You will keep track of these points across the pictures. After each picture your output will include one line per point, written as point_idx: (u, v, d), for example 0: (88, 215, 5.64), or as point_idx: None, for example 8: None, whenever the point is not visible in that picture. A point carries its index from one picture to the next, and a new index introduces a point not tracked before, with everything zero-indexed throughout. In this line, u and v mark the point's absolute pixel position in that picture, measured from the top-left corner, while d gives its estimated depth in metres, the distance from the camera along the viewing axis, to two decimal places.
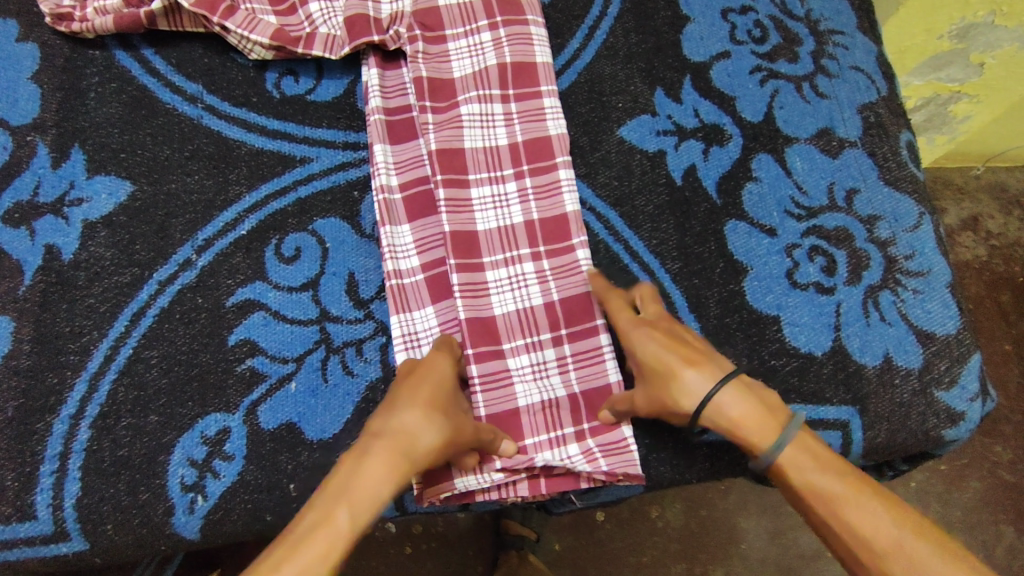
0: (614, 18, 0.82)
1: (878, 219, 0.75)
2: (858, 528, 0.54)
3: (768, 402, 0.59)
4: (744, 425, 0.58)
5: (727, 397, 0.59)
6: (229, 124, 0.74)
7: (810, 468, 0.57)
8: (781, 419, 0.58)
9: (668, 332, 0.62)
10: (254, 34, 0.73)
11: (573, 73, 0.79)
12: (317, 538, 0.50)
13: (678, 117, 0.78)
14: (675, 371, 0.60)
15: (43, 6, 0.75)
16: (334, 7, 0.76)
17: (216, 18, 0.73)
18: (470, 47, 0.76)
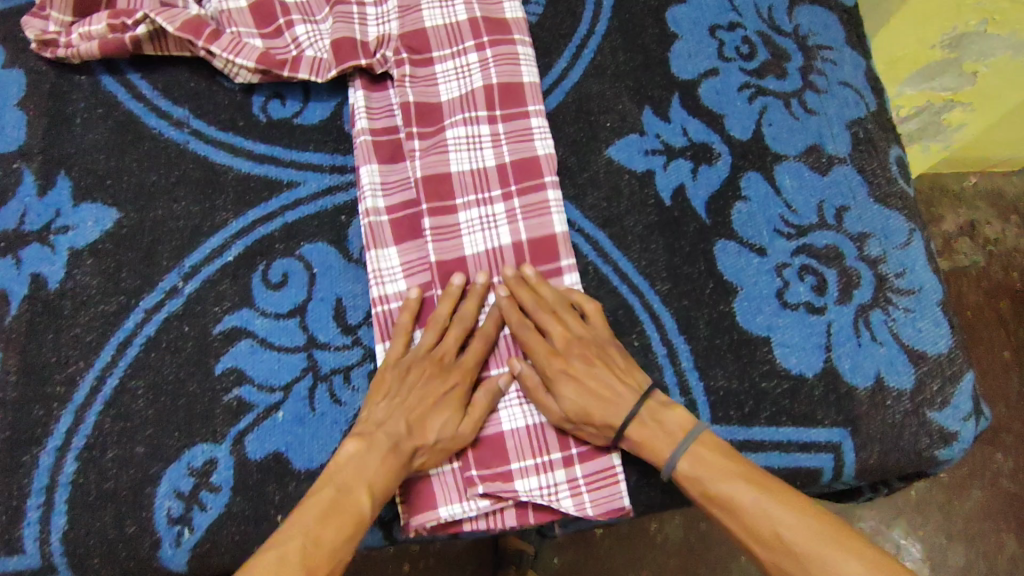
0: (602, 35, 0.81)
1: (868, 237, 0.75)
2: (761, 536, 0.57)
3: (664, 423, 0.62)
4: (647, 448, 0.62)
5: (633, 427, 0.62)
6: (216, 149, 0.74)
7: (708, 478, 0.60)
8: (676, 438, 0.62)
9: (584, 358, 0.65)
10: (240, 58, 0.72)
11: (561, 92, 0.79)
12: (343, 518, 0.57)
13: (666, 135, 0.77)
14: (599, 412, 0.63)
15: (28, 33, 0.74)
16: (320, 30, 0.76)
17: (201, 43, 0.72)
18: (457, 70, 0.76)
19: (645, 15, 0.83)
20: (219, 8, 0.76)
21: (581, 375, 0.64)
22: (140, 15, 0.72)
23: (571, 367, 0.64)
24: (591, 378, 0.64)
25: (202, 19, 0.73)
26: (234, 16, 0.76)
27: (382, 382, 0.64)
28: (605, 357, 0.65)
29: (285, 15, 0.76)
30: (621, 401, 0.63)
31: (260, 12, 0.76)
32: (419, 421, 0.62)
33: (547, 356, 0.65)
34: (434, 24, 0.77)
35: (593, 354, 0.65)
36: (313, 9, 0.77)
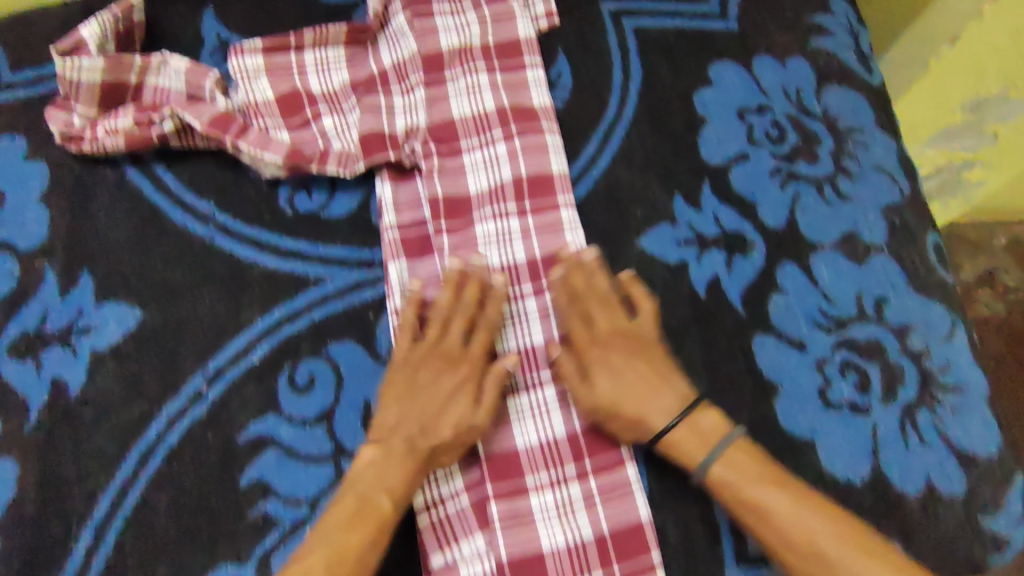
0: (630, 121, 0.80)
1: (910, 329, 0.73)
2: (789, 539, 0.58)
3: (700, 427, 0.63)
4: (680, 450, 0.63)
5: (672, 428, 0.63)
6: (242, 244, 0.73)
7: (744, 482, 0.61)
8: (710, 441, 0.63)
9: (636, 351, 0.66)
10: (268, 154, 0.71)
11: (590, 180, 0.77)
12: (366, 522, 0.59)
13: (698, 225, 0.75)
14: (630, 405, 0.64)
15: (52, 126, 0.73)
16: (348, 121, 0.76)
17: (229, 138, 0.71)
18: (485, 160, 0.75)
19: (673, 99, 0.82)
20: (246, 99, 0.75)
21: (619, 368, 0.65)
22: (169, 111, 0.72)
23: (614, 358, 0.65)
24: (637, 371, 0.65)
25: (230, 114, 0.73)
26: (261, 107, 0.75)
27: (393, 385, 0.65)
28: (648, 354, 0.66)
29: (312, 105, 0.76)
30: (662, 397, 0.64)
31: (287, 103, 0.76)
32: (433, 420, 0.63)
33: (588, 343, 0.67)
34: (462, 114, 0.76)
35: (637, 349, 0.66)
36: (340, 99, 0.77)
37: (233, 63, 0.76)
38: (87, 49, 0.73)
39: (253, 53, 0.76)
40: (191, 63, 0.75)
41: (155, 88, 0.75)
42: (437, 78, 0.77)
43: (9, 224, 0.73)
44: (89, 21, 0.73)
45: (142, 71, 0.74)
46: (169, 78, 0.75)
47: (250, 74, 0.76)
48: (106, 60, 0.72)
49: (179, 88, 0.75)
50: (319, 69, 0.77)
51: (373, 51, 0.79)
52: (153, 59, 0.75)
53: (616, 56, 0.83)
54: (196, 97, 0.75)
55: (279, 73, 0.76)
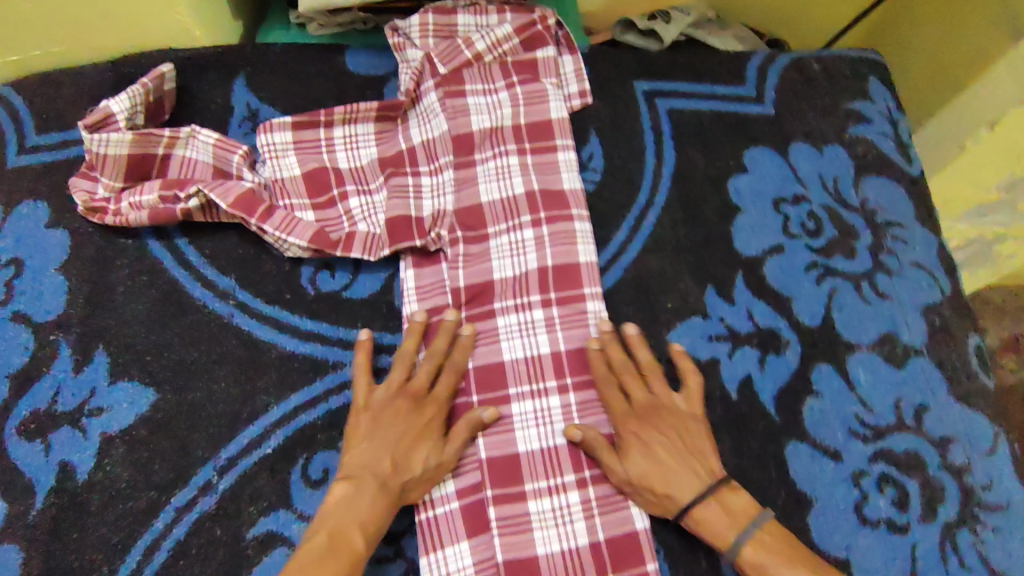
0: (662, 206, 0.79)
1: (950, 441, 0.70)
2: None
3: (729, 506, 0.61)
4: (706, 529, 0.61)
5: (697, 503, 0.61)
6: (261, 324, 0.71)
7: (775, 565, 0.58)
8: (742, 522, 0.60)
9: (672, 426, 0.64)
10: (292, 237, 0.71)
11: (619, 269, 0.75)
12: (339, 558, 0.56)
13: (730, 320, 0.73)
14: (659, 479, 0.62)
15: (75, 196, 0.72)
16: (374, 202, 0.75)
17: (254, 221, 0.70)
18: (512, 245, 0.73)
19: (705, 185, 0.80)
20: (273, 176, 0.75)
21: (654, 441, 0.63)
22: (195, 190, 0.70)
23: (647, 429, 0.64)
24: (670, 445, 0.63)
25: (256, 194, 0.72)
26: (287, 186, 0.74)
27: (358, 427, 0.63)
28: (682, 429, 0.64)
29: (340, 185, 0.75)
30: (694, 476, 0.62)
31: (314, 181, 0.75)
32: (405, 455, 0.61)
33: (626, 416, 0.65)
34: (490, 199, 0.75)
35: (672, 423, 0.64)
36: (367, 177, 0.76)
37: (262, 139, 0.75)
38: (115, 123, 0.72)
39: (282, 128, 0.75)
40: (220, 137, 0.74)
41: (182, 160, 0.75)
42: (467, 159, 0.76)
43: (26, 293, 0.71)
44: (119, 95, 0.72)
45: (169, 144, 0.74)
46: (197, 150, 0.75)
47: (278, 150, 0.75)
48: (136, 135, 0.72)
49: (208, 163, 0.75)
50: (347, 146, 0.77)
51: (403, 127, 0.79)
52: (182, 133, 0.74)
53: (648, 139, 0.82)
54: (224, 174, 0.74)
55: (308, 150, 0.76)
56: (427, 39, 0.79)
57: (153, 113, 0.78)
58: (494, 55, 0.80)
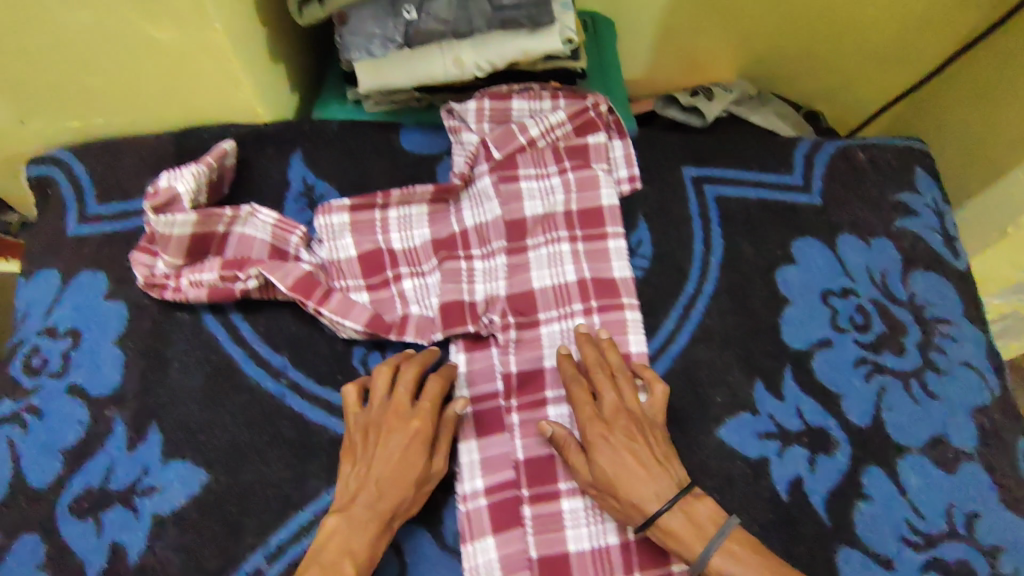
0: (711, 295, 0.79)
1: (1002, 551, 0.69)
2: None
3: (697, 518, 0.62)
4: (675, 540, 0.61)
5: (666, 514, 0.61)
6: (312, 405, 0.72)
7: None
8: (708, 533, 0.61)
9: (636, 429, 0.64)
10: (348, 320, 0.71)
11: (668, 358, 0.76)
12: None
13: (780, 417, 0.73)
14: (624, 487, 0.61)
15: (136, 272, 0.74)
16: (427, 285, 0.77)
17: (311, 303, 0.71)
18: (563, 333, 0.74)
19: (754, 274, 0.80)
20: (327, 257, 0.76)
21: (621, 446, 0.63)
22: (255, 271, 0.71)
23: (613, 434, 0.63)
24: (634, 449, 0.63)
25: (313, 276, 0.73)
26: (343, 267, 0.76)
27: (354, 451, 0.65)
28: (648, 434, 0.64)
29: (393, 267, 0.77)
30: (659, 479, 0.62)
31: (369, 263, 0.76)
32: (387, 479, 0.61)
33: (592, 419, 0.64)
34: (542, 285, 0.76)
35: (638, 429, 0.64)
36: (420, 258, 0.78)
37: (320, 221, 0.76)
38: (178, 202, 0.74)
39: (340, 210, 0.77)
40: (279, 217, 0.76)
41: (240, 237, 0.76)
42: (519, 246, 0.78)
43: (82, 366, 0.72)
44: (183, 174, 0.74)
45: (230, 222, 0.75)
46: (255, 228, 0.76)
47: (334, 231, 0.77)
48: (198, 215, 0.73)
49: (267, 242, 0.76)
50: (401, 227, 0.79)
51: (456, 208, 0.80)
52: (241, 211, 0.75)
53: (697, 225, 0.83)
54: (281, 253, 0.76)
55: (364, 230, 0.77)
56: (483, 124, 0.82)
57: (214, 187, 0.79)
58: (547, 140, 0.82)
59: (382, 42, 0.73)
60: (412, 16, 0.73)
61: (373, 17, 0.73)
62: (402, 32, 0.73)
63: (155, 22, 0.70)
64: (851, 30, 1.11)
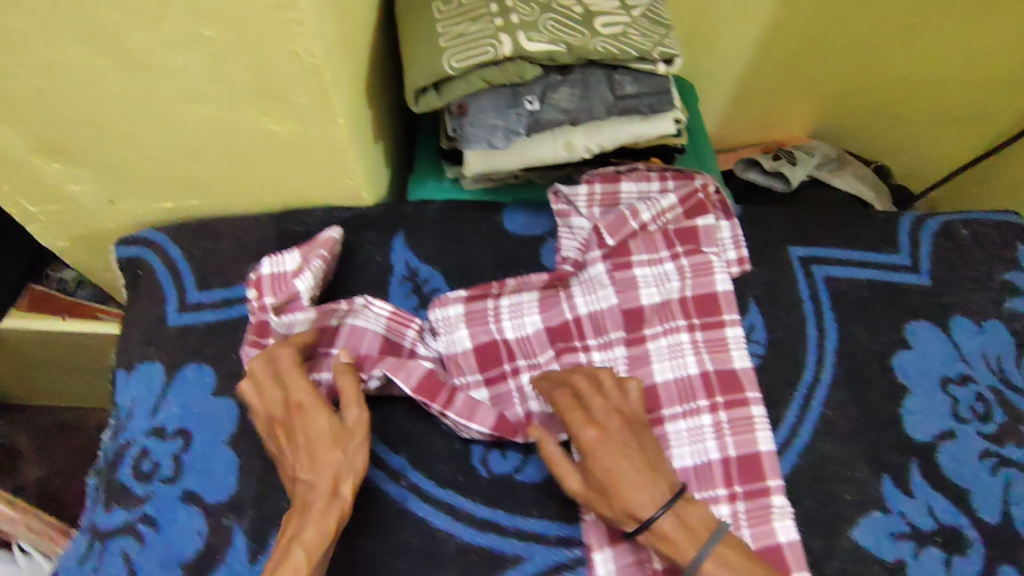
0: (829, 384, 0.78)
1: None
2: None
3: (689, 522, 0.61)
4: (669, 544, 0.60)
5: (660, 518, 0.60)
6: (436, 509, 0.70)
7: None
8: (701, 537, 0.61)
9: (622, 442, 0.63)
10: (474, 423, 0.70)
11: (794, 454, 0.75)
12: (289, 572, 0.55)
13: (912, 516, 0.73)
14: (620, 489, 0.61)
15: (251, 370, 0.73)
16: None
17: (436, 406, 0.71)
18: (690, 431, 0.72)
19: (871, 362, 0.79)
20: (445, 350, 0.76)
21: (618, 451, 0.62)
22: (378, 371, 0.71)
23: (610, 441, 0.63)
24: (631, 455, 0.62)
25: (435, 375, 0.72)
26: (460, 360, 0.75)
27: (280, 451, 0.65)
28: (641, 436, 0.65)
29: (511, 361, 0.76)
30: (653, 483, 0.61)
31: (485, 355, 0.75)
32: (313, 460, 0.62)
33: (585, 425, 0.64)
34: (665, 378, 0.74)
35: (633, 436, 0.64)
36: (535, 349, 0.76)
37: (436, 313, 0.76)
38: (298, 301, 0.73)
39: (456, 301, 0.76)
40: (394, 309, 0.75)
41: (352, 327, 0.74)
42: (638, 336, 0.76)
43: (195, 470, 0.70)
44: (304, 274, 0.73)
45: (343, 314, 0.73)
46: (368, 318, 0.74)
47: (450, 324, 0.76)
48: (318, 313, 0.72)
49: (381, 334, 0.75)
50: (513, 315, 0.77)
51: (567, 295, 0.78)
52: (355, 303, 0.73)
53: (808, 308, 0.82)
54: (394, 346, 0.75)
55: (478, 321, 0.76)
56: (593, 208, 0.80)
57: (325, 277, 0.78)
58: (657, 224, 0.80)
59: (505, 135, 0.71)
60: (534, 106, 0.71)
61: (495, 107, 0.71)
62: (526, 123, 0.71)
63: (276, 118, 0.68)
64: (932, 91, 1.10)
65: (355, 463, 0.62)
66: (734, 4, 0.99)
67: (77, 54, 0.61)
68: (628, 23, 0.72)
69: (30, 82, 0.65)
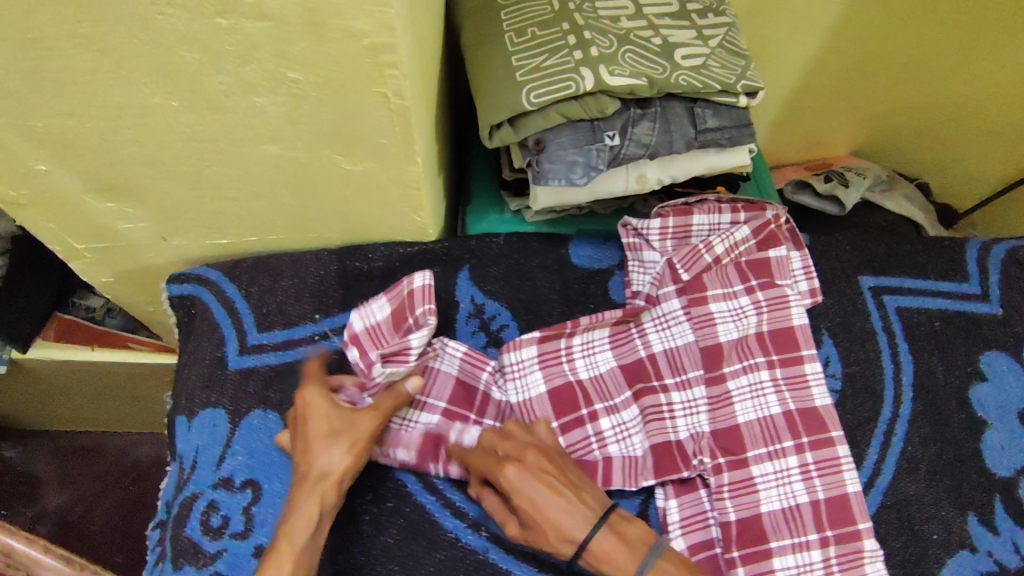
0: (908, 420, 0.76)
1: None
2: None
3: (627, 536, 0.61)
4: (608, 561, 0.60)
5: (593, 539, 0.60)
6: (519, 560, 0.67)
7: None
8: (640, 552, 0.60)
9: (538, 468, 0.62)
10: None
11: (878, 493, 0.73)
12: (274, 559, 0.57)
13: (999, 554, 0.71)
14: (546, 523, 0.60)
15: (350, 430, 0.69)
16: (626, 424, 0.74)
17: None
18: (777, 475, 0.70)
19: (949, 396, 0.78)
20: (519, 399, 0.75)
21: (530, 480, 0.61)
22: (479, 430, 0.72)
23: (529, 472, 0.62)
24: (559, 485, 0.61)
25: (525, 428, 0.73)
26: (535, 406, 0.75)
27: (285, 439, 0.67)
28: (560, 462, 0.64)
29: (588, 405, 0.75)
30: (580, 507, 0.61)
31: (559, 400, 0.75)
32: (307, 447, 0.63)
33: (497, 465, 0.63)
34: (748, 417, 0.72)
35: (550, 461, 0.63)
36: (611, 391, 0.76)
37: (509, 356, 0.76)
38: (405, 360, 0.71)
39: (529, 344, 0.76)
40: (469, 350, 0.75)
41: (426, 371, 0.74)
42: (718, 375, 0.74)
43: (267, 523, 0.67)
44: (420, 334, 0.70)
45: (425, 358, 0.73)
46: (444, 362, 0.75)
47: (525, 368, 0.76)
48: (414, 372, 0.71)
49: (456, 377, 0.75)
50: (586, 354, 0.77)
51: (640, 331, 0.77)
52: (435, 346, 0.74)
53: (882, 340, 0.80)
54: (469, 388, 0.75)
55: (551, 364, 0.76)
56: (666, 242, 0.79)
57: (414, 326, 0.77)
58: (731, 257, 0.79)
59: (585, 171, 0.69)
60: (615, 141, 0.69)
61: (574, 143, 0.68)
62: (606, 159, 0.69)
63: (351, 157, 0.65)
64: (982, 110, 1.09)
65: (354, 447, 0.63)
66: (788, 26, 0.97)
67: (149, 95, 0.58)
68: (708, 55, 0.71)
69: (94, 122, 0.61)
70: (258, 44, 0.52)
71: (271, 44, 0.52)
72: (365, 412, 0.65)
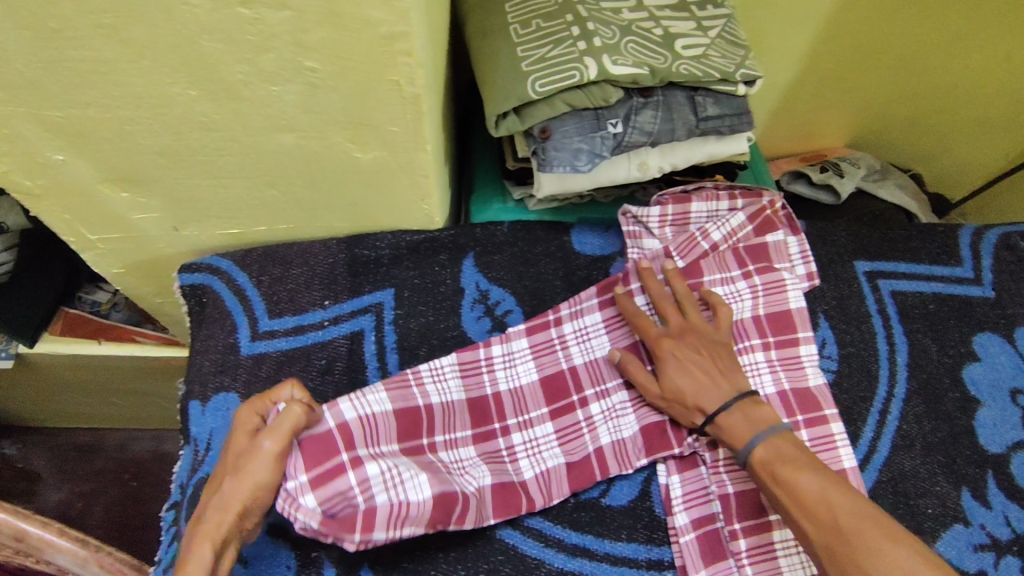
0: (903, 399, 0.79)
1: None
2: (848, 534, 0.58)
3: (751, 416, 0.68)
4: (728, 434, 0.68)
5: (724, 411, 0.68)
6: (524, 535, 0.70)
7: (783, 463, 0.64)
8: (761, 428, 0.67)
9: (694, 347, 0.72)
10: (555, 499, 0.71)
11: (874, 469, 0.75)
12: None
13: (991, 527, 0.73)
14: (691, 393, 0.70)
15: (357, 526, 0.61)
16: (615, 405, 0.76)
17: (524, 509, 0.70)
18: None
19: (942, 375, 0.80)
20: (441, 402, 0.74)
21: (686, 358, 0.71)
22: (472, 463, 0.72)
23: (681, 349, 0.71)
24: (702, 364, 0.71)
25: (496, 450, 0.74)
26: (526, 394, 0.77)
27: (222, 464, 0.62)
28: (713, 350, 0.72)
29: (500, 419, 0.76)
30: (718, 386, 0.69)
31: (551, 388, 0.77)
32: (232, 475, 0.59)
33: (659, 339, 0.72)
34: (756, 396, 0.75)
35: (705, 346, 0.72)
36: (604, 374, 0.78)
37: (496, 348, 0.77)
38: (351, 424, 0.66)
39: (518, 335, 0.78)
40: (386, 383, 0.72)
41: (360, 420, 0.68)
42: None
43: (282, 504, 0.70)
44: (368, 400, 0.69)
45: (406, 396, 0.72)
46: (437, 393, 0.74)
47: (444, 375, 0.75)
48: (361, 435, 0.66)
49: (394, 411, 0.71)
50: (580, 340, 0.79)
51: None
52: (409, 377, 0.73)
53: (877, 323, 0.83)
54: (411, 414, 0.72)
55: (471, 374, 0.76)
56: (665, 229, 0.81)
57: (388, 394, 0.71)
58: (729, 244, 0.82)
59: (590, 158, 0.71)
60: (618, 129, 0.71)
61: (579, 131, 0.70)
62: (609, 146, 0.71)
63: (362, 145, 0.67)
64: (973, 101, 1.11)
65: (243, 489, 0.58)
66: (785, 20, 0.99)
67: (168, 84, 0.59)
68: (708, 45, 0.73)
69: (113, 111, 0.62)
70: (277, 33, 0.54)
71: (290, 34, 0.54)
72: (257, 445, 0.59)
